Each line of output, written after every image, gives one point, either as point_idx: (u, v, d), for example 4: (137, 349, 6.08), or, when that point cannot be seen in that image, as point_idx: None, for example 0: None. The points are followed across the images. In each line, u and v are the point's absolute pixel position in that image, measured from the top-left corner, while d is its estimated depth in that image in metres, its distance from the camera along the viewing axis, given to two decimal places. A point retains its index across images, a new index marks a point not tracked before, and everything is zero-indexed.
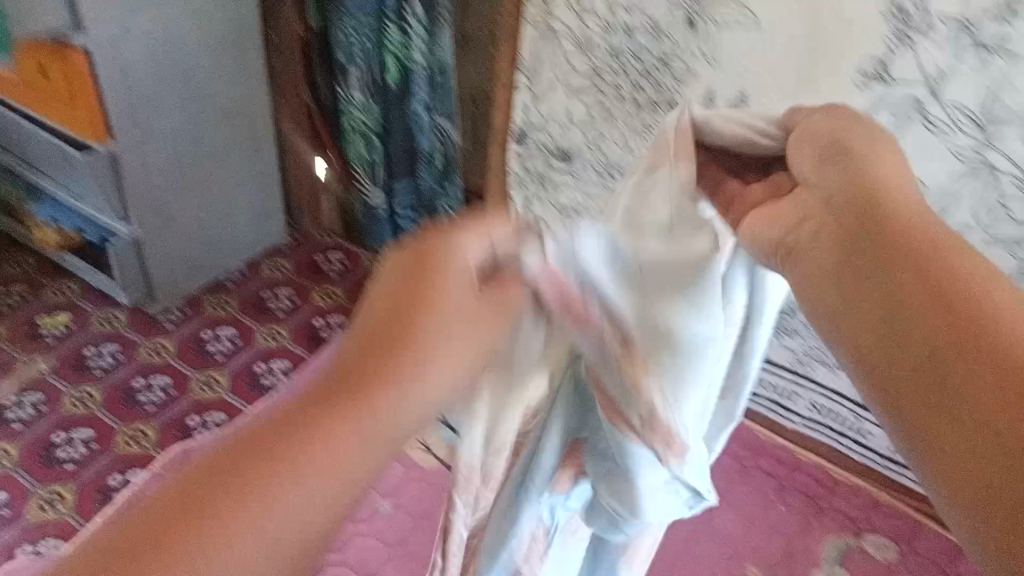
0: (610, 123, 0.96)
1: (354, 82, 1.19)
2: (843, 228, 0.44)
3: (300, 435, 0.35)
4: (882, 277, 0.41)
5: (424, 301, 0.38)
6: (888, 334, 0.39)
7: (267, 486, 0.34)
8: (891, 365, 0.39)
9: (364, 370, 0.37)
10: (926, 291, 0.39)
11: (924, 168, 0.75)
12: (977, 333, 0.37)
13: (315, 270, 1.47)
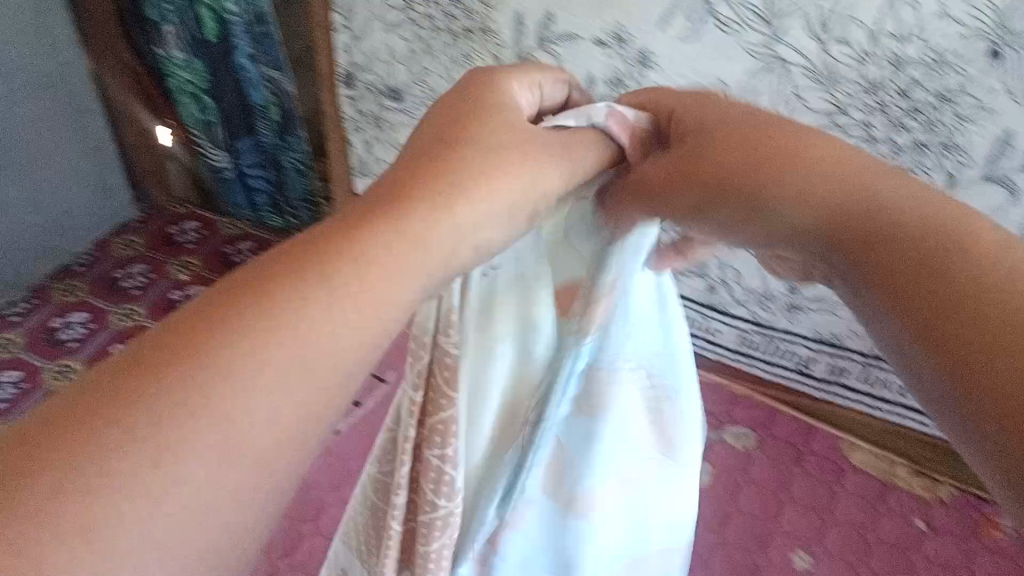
0: (431, 57, 0.94)
1: (170, 41, 1.16)
2: (851, 226, 0.41)
3: (265, 300, 0.33)
4: (902, 274, 0.38)
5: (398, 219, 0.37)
6: (910, 296, 0.37)
7: (210, 372, 0.31)
8: (899, 296, 0.38)
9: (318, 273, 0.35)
10: (940, 271, 0.37)
11: (722, 68, 0.77)
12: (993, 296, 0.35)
13: (169, 243, 1.43)
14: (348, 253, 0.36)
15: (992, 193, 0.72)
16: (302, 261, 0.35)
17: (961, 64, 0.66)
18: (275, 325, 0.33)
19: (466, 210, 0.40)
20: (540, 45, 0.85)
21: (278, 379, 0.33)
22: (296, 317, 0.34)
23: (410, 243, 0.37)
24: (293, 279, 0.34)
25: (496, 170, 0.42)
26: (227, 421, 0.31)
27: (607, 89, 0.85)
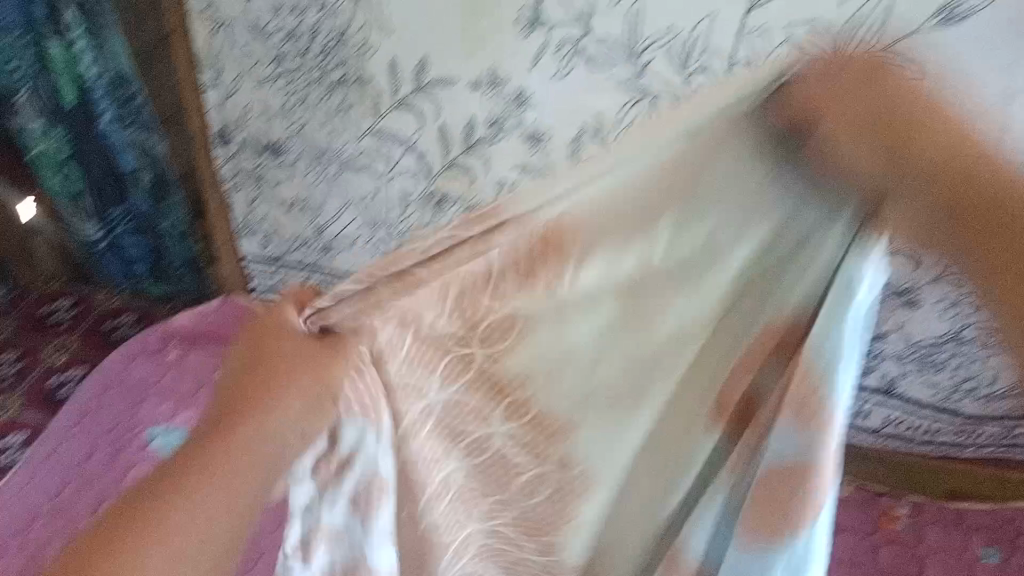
0: (307, 109, 0.93)
1: (24, 110, 1.08)
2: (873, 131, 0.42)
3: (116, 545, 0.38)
4: (928, 159, 0.40)
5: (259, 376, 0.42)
6: (938, 174, 0.40)
7: (106, 573, 0.38)
8: (932, 175, 0.41)
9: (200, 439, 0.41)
10: (945, 155, 0.40)
11: (597, 102, 0.79)
12: (983, 185, 0.39)
13: (40, 325, 1.35)
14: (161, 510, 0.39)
15: None
16: (134, 508, 0.39)
17: None
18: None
19: (269, 423, 0.41)
20: (417, 92, 0.85)
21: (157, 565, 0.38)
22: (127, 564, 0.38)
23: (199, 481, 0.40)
24: (199, 453, 0.40)
25: (287, 383, 0.42)
26: (156, 560, 0.38)
27: (487, 130, 0.86)
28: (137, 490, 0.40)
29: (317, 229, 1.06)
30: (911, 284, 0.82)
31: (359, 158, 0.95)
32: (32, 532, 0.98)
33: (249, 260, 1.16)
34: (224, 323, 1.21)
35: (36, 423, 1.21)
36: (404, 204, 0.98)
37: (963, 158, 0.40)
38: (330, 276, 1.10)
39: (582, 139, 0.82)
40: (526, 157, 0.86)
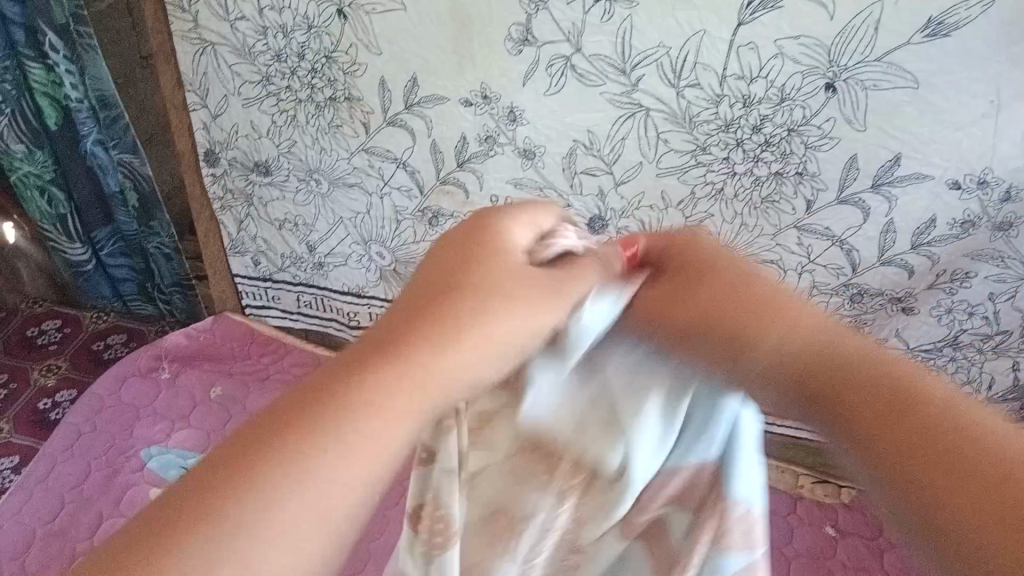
0: (296, 127, 0.92)
1: (5, 135, 1.07)
2: (801, 350, 0.40)
3: (308, 426, 0.34)
4: (854, 395, 0.38)
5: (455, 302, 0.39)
6: (882, 415, 0.37)
7: (254, 507, 0.32)
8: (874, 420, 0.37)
9: (381, 352, 0.37)
10: (881, 396, 0.38)
11: (589, 118, 0.78)
12: (935, 424, 0.36)
13: (29, 346, 1.36)
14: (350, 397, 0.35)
15: (849, 215, 0.77)
16: (294, 416, 0.35)
17: (805, 99, 0.69)
18: (302, 478, 0.33)
19: (465, 347, 0.38)
20: (407, 109, 0.85)
21: (327, 491, 0.33)
22: (328, 461, 0.34)
23: (393, 395, 0.36)
24: (382, 363, 0.37)
25: (510, 296, 0.40)
26: (322, 485, 0.33)
27: (479, 147, 0.85)
28: (286, 400, 0.36)
29: (309, 246, 1.06)
30: (906, 291, 0.82)
31: (350, 176, 0.94)
32: (29, 557, 0.96)
33: (240, 278, 1.15)
34: (218, 342, 1.20)
35: (28, 445, 1.20)
36: (397, 221, 0.97)
37: (905, 389, 0.38)
38: (323, 291, 1.12)
39: (575, 153, 0.82)
40: (519, 172, 0.86)
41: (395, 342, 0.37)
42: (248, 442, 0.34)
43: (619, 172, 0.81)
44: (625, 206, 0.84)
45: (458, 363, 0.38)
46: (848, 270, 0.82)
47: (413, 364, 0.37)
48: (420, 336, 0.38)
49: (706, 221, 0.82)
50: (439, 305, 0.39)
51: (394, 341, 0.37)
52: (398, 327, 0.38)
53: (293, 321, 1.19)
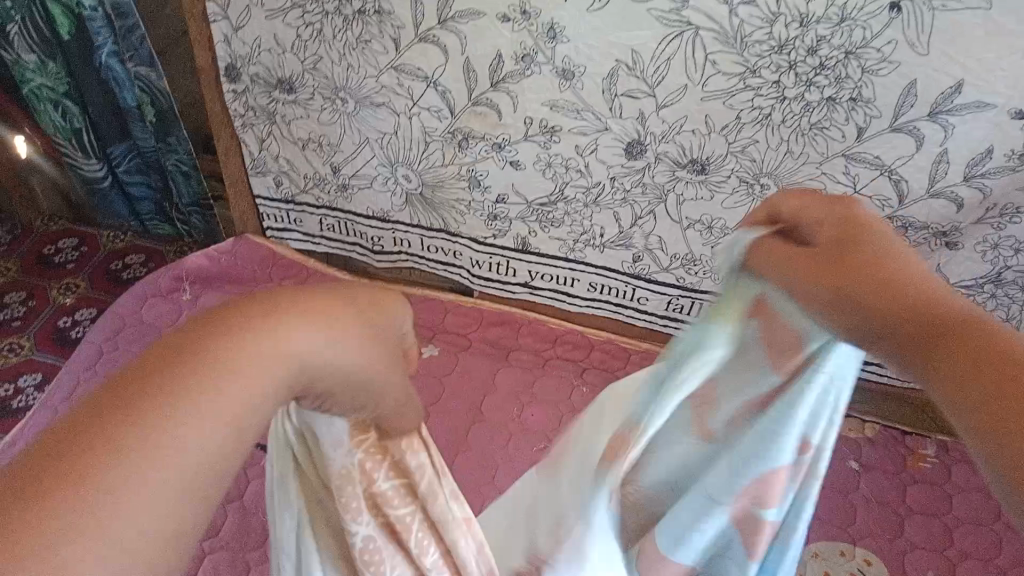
0: (322, 42, 0.88)
1: (17, 43, 1.05)
2: (823, 268, 0.39)
3: (110, 422, 0.27)
4: (851, 283, 0.37)
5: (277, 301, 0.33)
6: (870, 271, 0.37)
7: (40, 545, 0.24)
8: (881, 285, 0.35)
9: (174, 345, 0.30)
10: (893, 290, 0.35)
11: (633, 37, 0.74)
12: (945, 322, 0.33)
13: (47, 264, 1.36)
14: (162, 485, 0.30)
15: (901, 144, 0.74)
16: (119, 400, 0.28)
17: (866, 19, 0.65)
18: (109, 481, 0.26)
19: (294, 338, 0.32)
20: (441, 25, 0.81)
21: (130, 513, 0.26)
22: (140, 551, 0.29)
23: (206, 359, 0.30)
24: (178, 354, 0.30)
25: (330, 314, 0.34)
26: (127, 508, 0.26)
27: (515, 66, 0.81)
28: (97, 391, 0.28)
29: (333, 168, 1.03)
30: (952, 225, 0.79)
31: (377, 95, 0.91)
32: None
33: (262, 201, 1.13)
34: (239, 264, 1.18)
35: (50, 363, 1.22)
36: (426, 143, 0.94)
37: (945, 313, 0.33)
38: (348, 214, 1.09)
39: (617, 74, 0.78)
40: (555, 93, 0.82)
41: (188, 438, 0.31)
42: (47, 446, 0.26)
43: (662, 94, 0.77)
44: (666, 131, 0.81)
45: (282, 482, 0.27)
46: (894, 201, 0.79)
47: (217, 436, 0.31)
48: (256, 324, 0.32)
49: (750, 147, 0.79)
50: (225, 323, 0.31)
51: (225, 317, 0.32)
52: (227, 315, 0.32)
53: (315, 245, 1.18)
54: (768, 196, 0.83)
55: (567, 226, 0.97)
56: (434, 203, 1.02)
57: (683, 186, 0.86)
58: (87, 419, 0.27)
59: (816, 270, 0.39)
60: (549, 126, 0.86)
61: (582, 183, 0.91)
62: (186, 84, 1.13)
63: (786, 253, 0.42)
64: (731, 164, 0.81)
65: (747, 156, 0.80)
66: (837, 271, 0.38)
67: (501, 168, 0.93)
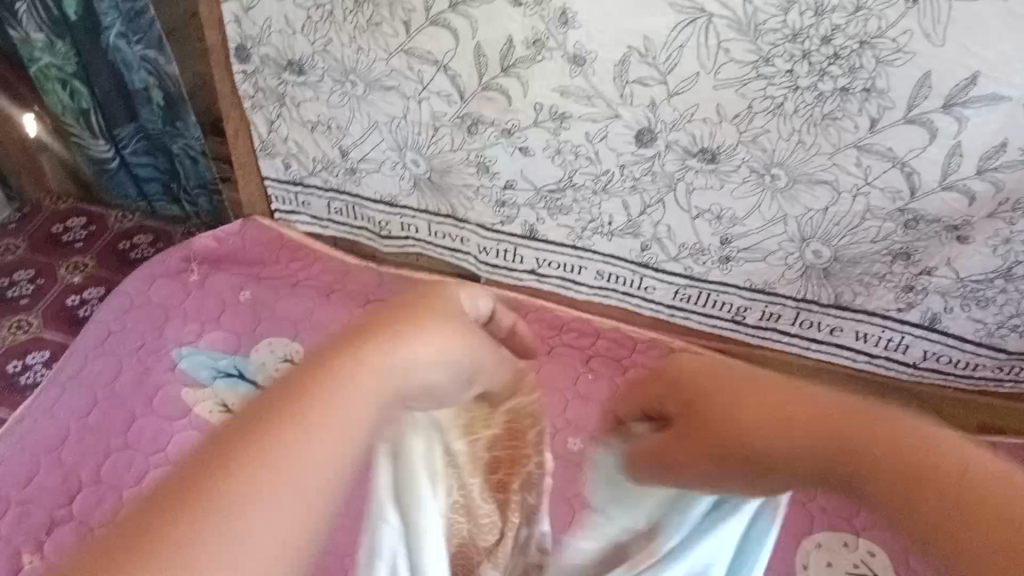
0: (333, 24, 0.88)
1: (26, 21, 1.06)
2: (811, 464, 0.45)
3: (223, 487, 0.37)
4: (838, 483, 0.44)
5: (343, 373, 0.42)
6: (738, 432, 0.48)
7: None
8: (815, 421, 0.46)
9: (260, 419, 0.40)
10: (767, 443, 0.47)
11: (645, 23, 0.74)
12: (898, 464, 0.41)
13: (55, 242, 1.37)
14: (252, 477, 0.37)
15: (914, 136, 0.73)
16: (226, 448, 0.39)
17: (882, 8, 0.65)
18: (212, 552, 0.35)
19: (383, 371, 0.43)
20: (452, 9, 0.80)
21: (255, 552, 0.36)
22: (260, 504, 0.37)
23: (294, 434, 0.39)
24: (273, 418, 0.40)
25: (388, 355, 0.44)
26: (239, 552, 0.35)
27: (526, 51, 0.81)
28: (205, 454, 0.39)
29: (342, 151, 1.03)
30: (964, 219, 0.78)
31: (387, 79, 0.91)
32: (65, 452, 0.99)
33: (271, 182, 1.13)
34: (246, 245, 1.19)
35: (57, 341, 1.23)
36: (435, 128, 0.94)
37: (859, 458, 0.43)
38: (356, 198, 1.09)
39: (629, 61, 0.77)
40: (566, 80, 0.82)
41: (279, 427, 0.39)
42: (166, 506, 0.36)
43: (673, 82, 0.77)
44: (677, 119, 0.81)
45: (393, 365, 0.44)
46: (905, 194, 0.78)
47: (323, 407, 0.41)
48: (324, 384, 0.41)
49: (762, 137, 0.79)
50: (313, 393, 0.41)
51: (306, 390, 0.41)
52: (313, 387, 0.41)
53: (323, 227, 1.17)
54: (778, 186, 0.83)
55: (575, 214, 0.97)
56: (443, 188, 1.02)
57: (692, 175, 0.86)
58: (209, 469, 0.37)
59: (811, 447, 0.45)
60: (559, 112, 0.85)
61: (591, 169, 0.90)
62: None
63: (770, 429, 0.47)
64: (741, 153, 0.81)
65: (758, 146, 0.79)
66: (760, 406, 0.48)
67: (510, 154, 0.93)
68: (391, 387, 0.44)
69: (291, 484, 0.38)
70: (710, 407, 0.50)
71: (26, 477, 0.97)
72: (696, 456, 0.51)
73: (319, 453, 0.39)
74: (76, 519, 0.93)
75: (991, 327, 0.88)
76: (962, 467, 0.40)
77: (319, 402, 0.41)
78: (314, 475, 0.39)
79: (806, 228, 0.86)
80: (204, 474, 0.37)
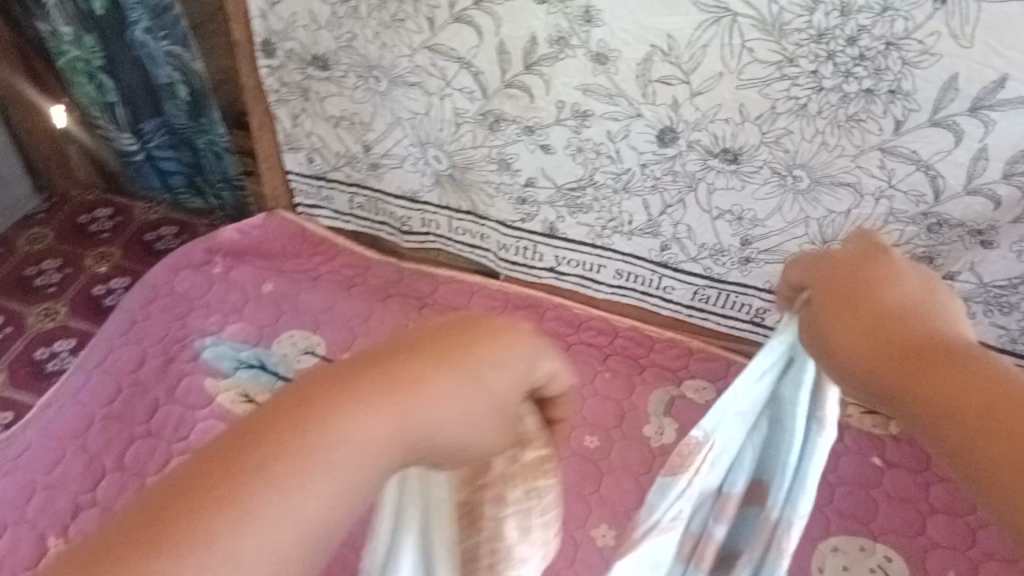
0: (358, 20, 0.88)
1: (55, 15, 1.08)
2: (879, 365, 0.47)
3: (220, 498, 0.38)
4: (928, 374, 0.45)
5: (401, 393, 0.44)
6: (905, 351, 0.46)
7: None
8: (896, 348, 0.47)
9: (272, 435, 0.41)
10: (910, 345, 0.47)
11: (669, 22, 0.74)
12: (989, 401, 0.42)
13: (82, 233, 1.39)
14: (215, 517, 0.37)
15: (939, 138, 0.72)
16: (231, 458, 0.40)
17: (909, 9, 0.64)
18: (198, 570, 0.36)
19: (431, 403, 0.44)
20: (476, 5, 0.81)
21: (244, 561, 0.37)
22: (234, 545, 0.37)
23: (318, 449, 0.41)
24: (293, 442, 0.40)
25: (438, 399, 0.45)
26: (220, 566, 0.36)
27: (549, 49, 0.81)
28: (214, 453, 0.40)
29: (364, 146, 1.04)
30: (989, 224, 0.77)
31: (410, 75, 0.92)
32: (89, 439, 1.00)
33: (294, 176, 1.14)
34: (268, 239, 1.20)
35: (83, 331, 1.25)
36: (457, 124, 0.95)
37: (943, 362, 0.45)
38: (377, 193, 1.10)
39: (652, 59, 0.77)
40: (589, 78, 0.82)
41: (239, 470, 0.39)
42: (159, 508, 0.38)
43: (696, 82, 0.77)
44: (699, 119, 0.80)
45: (439, 404, 0.45)
46: (929, 197, 0.77)
47: (340, 425, 0.42)
48: (375, 396, 0.44)
49: (784, 138, 0.78)
50: (354, 391, 0.44)
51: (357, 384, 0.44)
52: (360, 389, 0.44)
53: (344, 222, 1.18)
54: (800, 188, 0.82)
55: (595, 213, 0.97)
56: (464, 185, 1.02)
57: (713, 176, 0.85)
58: (224, 462, 0.39)
59: (934, 397, 0.44)
60: (581, 110, 0.86)
61: (612, 168, 0.90)
62: (220, 60, 1.14)
63: (851, 325, 0.49)
64: (764, 154, 0.81)
65: (780, 147, 0.79)
66: (899, 343, 0.47)
67: (531, 151, 0.93)
68: (454, 419, 0.45)
69: (262, 517, 0.38)
70: (857, 287, 0.51)
71: (51, 463, 0.98)
72: (857, 350, 0.48)
73: (325, 486, 0.40)
74: (98, 505, 0.94)
75: (1015, 333, 0.87)
76: (1002, 388, 0.42)
77: (340, 422, 0.42)
78: (331, 482, 0.41)
79: (829, 230, 0.85)
80: (196, 483, 0.38)
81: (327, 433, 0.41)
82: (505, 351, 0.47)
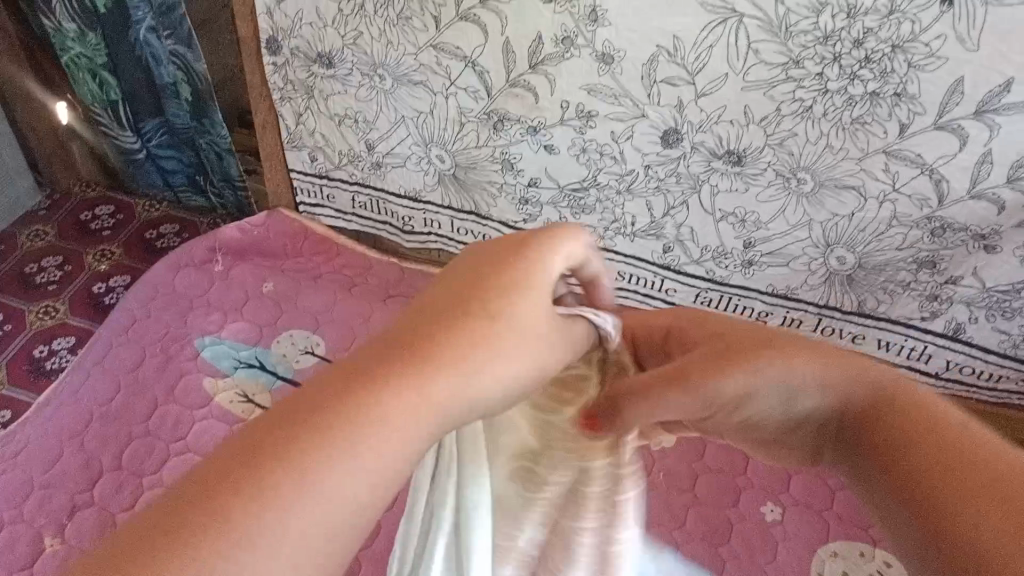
0: (364, 18, 0.88)
1: (59, 12, 1.09)
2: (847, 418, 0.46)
3: (279, 453, 0.31)
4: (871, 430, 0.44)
5: (473, 315, 0.39)
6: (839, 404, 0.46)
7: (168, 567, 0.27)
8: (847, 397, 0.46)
9: (344, 382, 0.34)
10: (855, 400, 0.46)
11: (675, 22, 0.74)
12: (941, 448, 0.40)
13: (83, 230, 1.39)
14: (276, 481, 0.30)
15: (944, 142, 0.72)
16: (304, 408, 0.33)
17: (916, 12, 0.65)
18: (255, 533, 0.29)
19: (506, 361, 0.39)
20: (482, 5, 0.81)
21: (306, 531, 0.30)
22: (277, 530, 0.29)
23: (414, 386, 0.35)
24: (366, 382, 0.34)
25: (523, 332, 0.40)
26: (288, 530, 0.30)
27: (554, 48, 0.81)
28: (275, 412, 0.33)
29: (368, 145, 1.04)
30: (992, 228, 0.77)
31: (415, 73, 0.91)
32: (87, 436, 1.00)
33: (297, 175, 1.14)
34: (270, 237, 1.20)
35: (82, 328, 1.24)
36: (461, 123, 0.94)
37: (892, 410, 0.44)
38: (379, 192, 1.10)
39: (657, 60, 0.77)
40: (594, 78, 0.82)
41: (312, 421, 0.32)
42: (207, 477, 0.30)
43: (702, 83, 0.77)
44: (704, 120, 0.80)
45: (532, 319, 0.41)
46: (933, 201, 0.77)
47: (434, 356, 0.36)
48: (456, 326, 0.38)
49: (789, 140, 0.78)
50: (438, 324, 0.38)
51: (428, 321, 0.38)
52: (440, 322, 0.38)
53: (347, 221, 1.18)
54: (804, 191, 0.82)
55: (598, 214, 0.97)
56: (467, 185, 1.02)
57: (717, 177, 0.85)
58: (280, 423, 0.32)
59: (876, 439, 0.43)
60: (586, 111, 0.86)
61: (616, 169, 0.90)
62: (225, 58, 1.14)
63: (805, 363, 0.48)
64: (768, 156, 0.81)
65: (784, 149, 0.79)
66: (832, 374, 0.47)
67: (535, 151, 0.93)
68: (538, 352, 0.41)
69: (349, 460, 0.32)
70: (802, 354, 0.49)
71: (49, 460, 0.98)
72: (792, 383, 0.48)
73: (411, 424, 0.34)
74: (96, 504, 0.93)
75: (1018, 338, 0.87)
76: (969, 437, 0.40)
77: (442, 351, 0.37)
78: (420, 424, 0.35)
79: (832, 233, 0.85)
80: (239, 457, 0.31)
81: (419, 383, 0.35)
82: (529, 284, 0.41)
